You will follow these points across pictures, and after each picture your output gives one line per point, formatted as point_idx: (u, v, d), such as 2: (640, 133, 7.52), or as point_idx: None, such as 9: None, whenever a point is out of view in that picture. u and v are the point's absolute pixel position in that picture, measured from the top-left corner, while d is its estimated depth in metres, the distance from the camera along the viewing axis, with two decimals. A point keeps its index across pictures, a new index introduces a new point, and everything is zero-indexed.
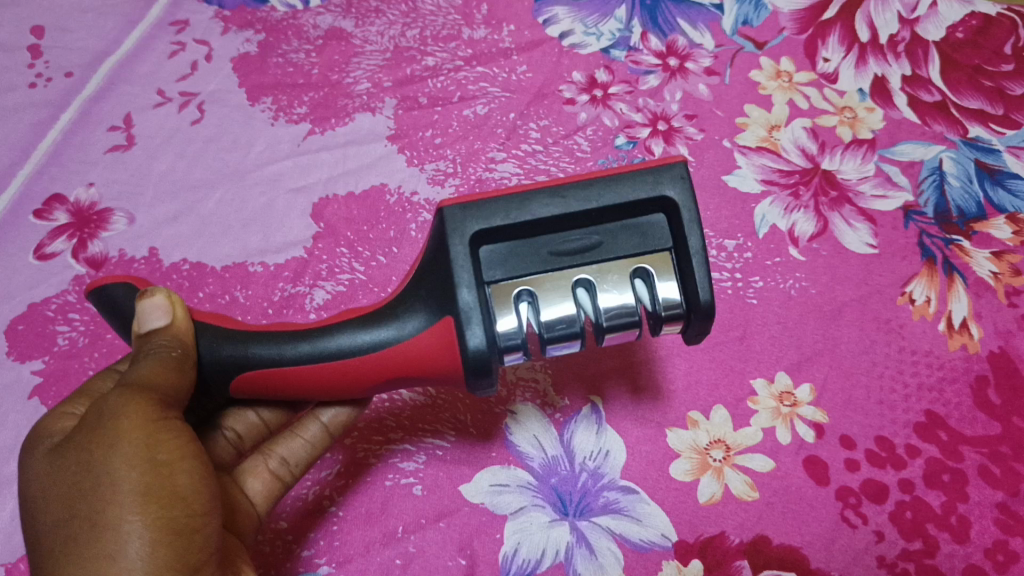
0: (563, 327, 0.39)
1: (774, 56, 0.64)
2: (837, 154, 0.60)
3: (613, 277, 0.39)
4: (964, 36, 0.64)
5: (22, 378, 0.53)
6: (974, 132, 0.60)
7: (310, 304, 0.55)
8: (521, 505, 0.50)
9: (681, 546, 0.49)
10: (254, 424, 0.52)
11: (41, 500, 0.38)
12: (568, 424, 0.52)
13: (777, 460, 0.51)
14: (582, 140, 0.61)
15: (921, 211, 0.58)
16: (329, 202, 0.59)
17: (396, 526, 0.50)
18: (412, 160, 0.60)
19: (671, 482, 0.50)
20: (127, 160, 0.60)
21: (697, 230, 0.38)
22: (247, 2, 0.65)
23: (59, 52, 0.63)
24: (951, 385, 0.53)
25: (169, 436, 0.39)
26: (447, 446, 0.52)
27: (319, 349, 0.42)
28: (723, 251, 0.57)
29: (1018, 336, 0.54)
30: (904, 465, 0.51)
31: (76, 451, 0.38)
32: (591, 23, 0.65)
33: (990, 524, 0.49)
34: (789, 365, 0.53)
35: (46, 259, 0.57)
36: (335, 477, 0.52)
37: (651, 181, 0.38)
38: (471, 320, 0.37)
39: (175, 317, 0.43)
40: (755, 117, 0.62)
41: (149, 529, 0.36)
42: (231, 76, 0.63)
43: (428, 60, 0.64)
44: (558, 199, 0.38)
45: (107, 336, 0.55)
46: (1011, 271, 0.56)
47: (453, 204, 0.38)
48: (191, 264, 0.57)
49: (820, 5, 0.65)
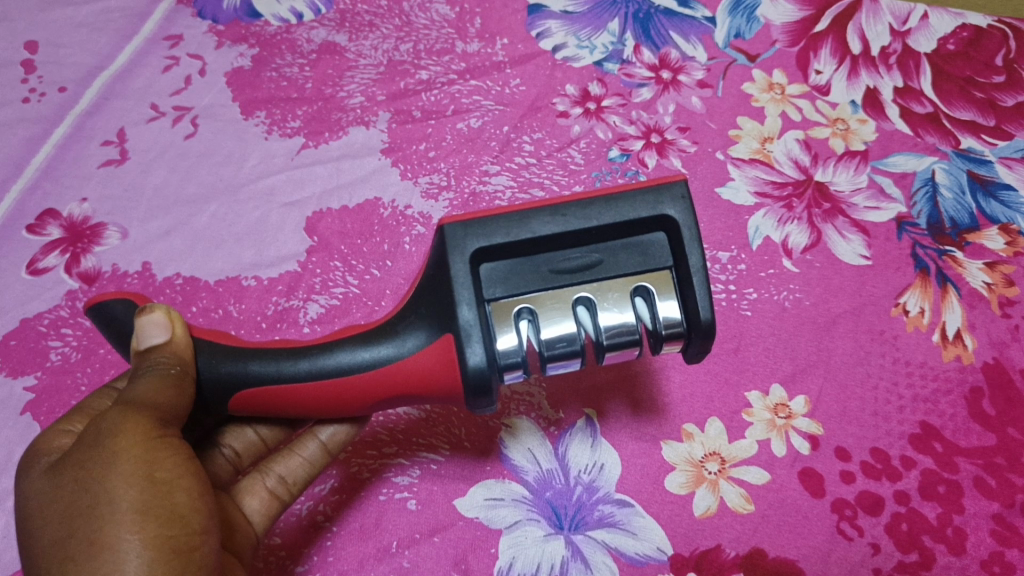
0: (564, 345, 0.39)
1: (767, 68, 0.64)
2: (831, 166, 0.60)
3: (614, 295, 0.39)
4: (955, 48, 0.64)
5: (14, 395, 0.53)
6: (967, 143, 0.61)
7: (304, 318, 0.55)
8: (516, 519, 0.50)
9: (677, 560, 0.48)
10: (252, 442, 0.52)
11: (37, 521, 0.38)
12: (564, 438, 0.52)
13: (773, 472, 0.51)
14: (576, 153, 0.61)
15: (913, 223, 0.58)
16: (323, 216, 0.59)
17: (390, 541, 0.50)
18: (406, 174, 0.60)
19: (666, 495, 0.50)
20: (122, 174, 0.60)
21: (697, 249, 0.38)
22: (241, 16, 0.66)
23: (53, 67, 0.63)
24: (946, 396, 0.53)
25: (168, 454, 0.39)
26: (441, 461, 0.52)
27: (318, 366, 0.42)
28: (718, 263, 0.57)
29: (1012, 347, 0.54)
30: (899, 477, 0.50)
31: (73, 469, 0.38)
32: (585, 36, 0.66)
33: (986, 535, 0.49)
34: (783, 377, 0.53)
35: (39, 274, 0.57)
36: (330, 493, 0.51)
37: (651, 200, 0.38)
38: (472, 338, 0.37)
39: (175, 334, 0.43)
40: (748, 129, 0.62)
41: (148, 548, 0.36)
42: (225, 91, 0.63)
43: (422, 74, 0.64)
44: (559, 217, 0.38)
45: (100, 351, 0.54)
46: (1004, 282, 0.56)
47: (453, 222, 0.38)
48: (185, 279, 0.57)
49: (812, 18, 0.66)
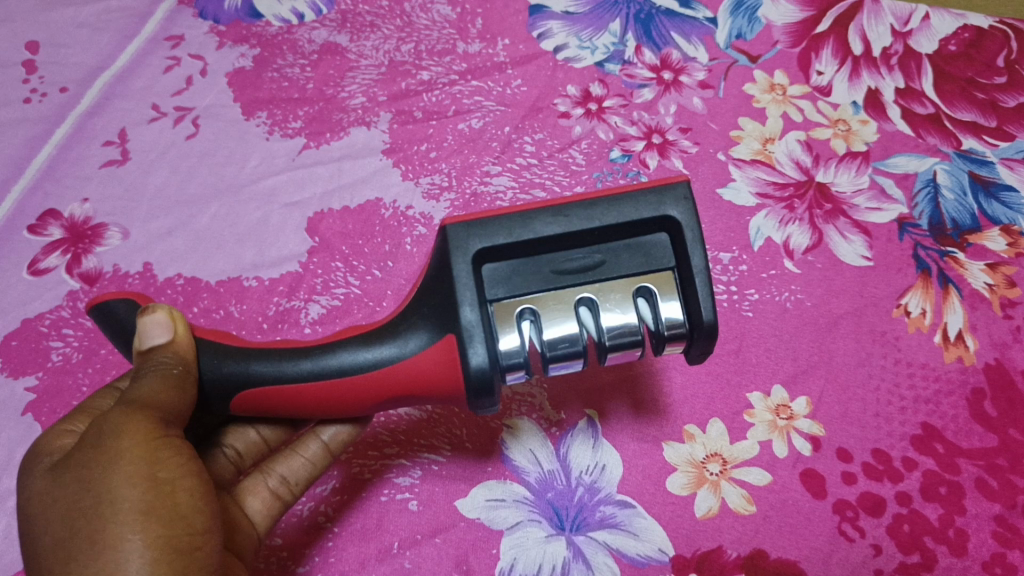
0: (566, 346, 0.39)
1: (768, 69, 0.64)
2: (833, 167, 0.60)
3: (616, 296, 0.39)
4: (957, 49, 0.64)
5: (15, 395, 0.53)
6: (968, 144, 0.61)
7: (305, 318, 0.55)
8: (517, 520, 0.50)
9: (679, 561, 0.48)
10: (254, 442, 0.52)
11: (39, 520, 0.38)
12: (565, 438, 0.52)
13: (774, 473, 0.51)
14: (578, 154, 0.61)
15: (915, 223, 0.58)
16: (324, 217, 0.59)
17: (392, 542, 0.50)
18: (407, 175, 0.60)
19: (667, 496, 0.50)
20: (123, 175, 0.60)
21: (700, 250, 0.38)
22: (242, 17, 0.66)
23: (54, 68, 0.63)
24: (947, 397, 0.53)
25: (170, 454, 0.39)
26: (443, 461, 0.52)
27: (320, 367, 0.42)
28: (719, 264, 0.57)
29: (1013, 348, 0.54)
30: (901, 478, 0.50)
31: (76, 469, 0.38)
32: (586, 37, 0.66)
33: (988, 537, 0.49)
34: (785, 378, 0.53)
35: (40, 275, 0.57)
36: (332, 493, 0.51)
37: (654, 201, 0.38)
38: (474, 339, 0.37)
39: (177, 335, 0.43)
40: (749, 130, 0.62)
41: (150, 548, 0.36)
42: (226, 91, 0.63)
43: (423, 75, 0.64)
44: (561, 218, 0.38)
45: (101, 352, 0.54)
46: (1005, 283, 0.56)
47: (456, 222, 0.38)
48: (186, 279, 0.57)
49: (814, 18, 0.66)
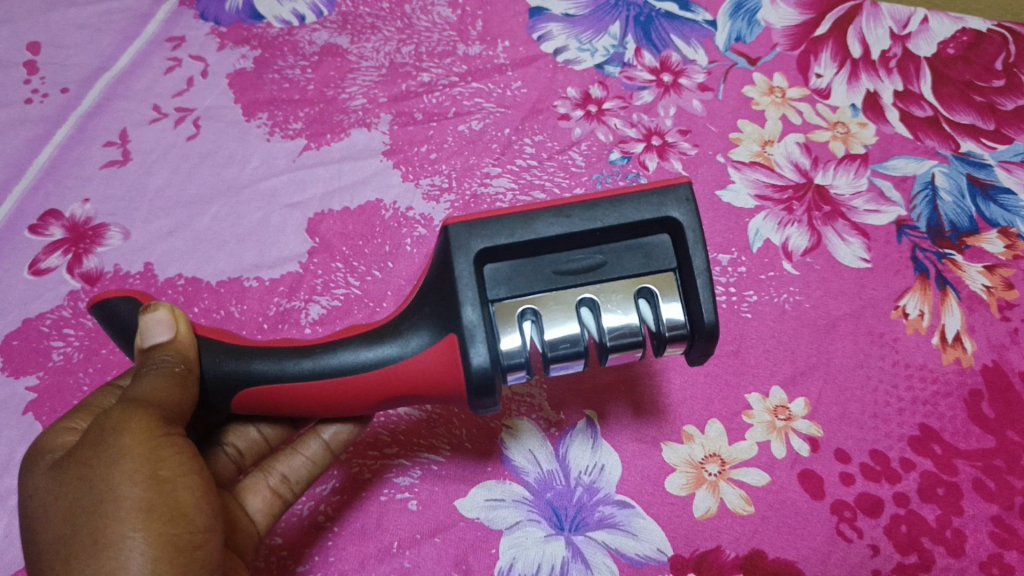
0: (567, 346, 0.39)
1: (767, 72, 0.65)
2: (831, 169, 0.60)
3: (618, 297, 0.39)
4: (955, 52, 0.64)
5: (16, 394, 0.53)
6: (966, 146, 0.61)
7: (306, 319, 0.55)
8: (517, 519, 0.50)
9: (677, 561, 0.49)
10: (254, 441, 0.52)
11: (41, 518, 0.38)
12: (565, 439, 0.52)
13: (772, 474, 0.51)
14: (577, 155, 0.61)
15: (913, 225, 0.58)
16: (324, 218, 0.59)
17: (391, 542, 0.50)
18: (407, 176, 0.61)
19: (666, 497, 0.50)
20: (124, 175, 0.61)
21: (701, 251, 0.38)
22: (243, 18, 0.66)
23: (55, 69, 0.64)
24: (945, 399, 0.53)
25: (171, 453, 0.39)
26: (443, 461, 0.52)
27: (321, 366, 0.42)
28: (718, 266, 0.57)
29: (1011, 349, 0.54)
30: (899, 479, 0.51)
31: (78, 467, 0.38)
32: (586, 40, 0.66)
33: (985, 537, 0.49)
34: (783, 379, 0.53)
35: (41, 275, 0.57)
36: (332, 492, 0.52)
37: (655, 202, 0.39)
38: (475, 338, 0.38)
39: (178, 333, 0.43)
40: (748, 132, 0.62)
41: (152, 546, 0.36)
42: (227, 92, 0.63)
43: (423, 76, 0.64)
44: (563, 218, 0.38)
45: (101, 351, 0.55)
46: (1003, 285, 0.56)
47: (458, 222, 0.38)
48: (186, 279, 0.57)
49: (813, 21, 0.66)
